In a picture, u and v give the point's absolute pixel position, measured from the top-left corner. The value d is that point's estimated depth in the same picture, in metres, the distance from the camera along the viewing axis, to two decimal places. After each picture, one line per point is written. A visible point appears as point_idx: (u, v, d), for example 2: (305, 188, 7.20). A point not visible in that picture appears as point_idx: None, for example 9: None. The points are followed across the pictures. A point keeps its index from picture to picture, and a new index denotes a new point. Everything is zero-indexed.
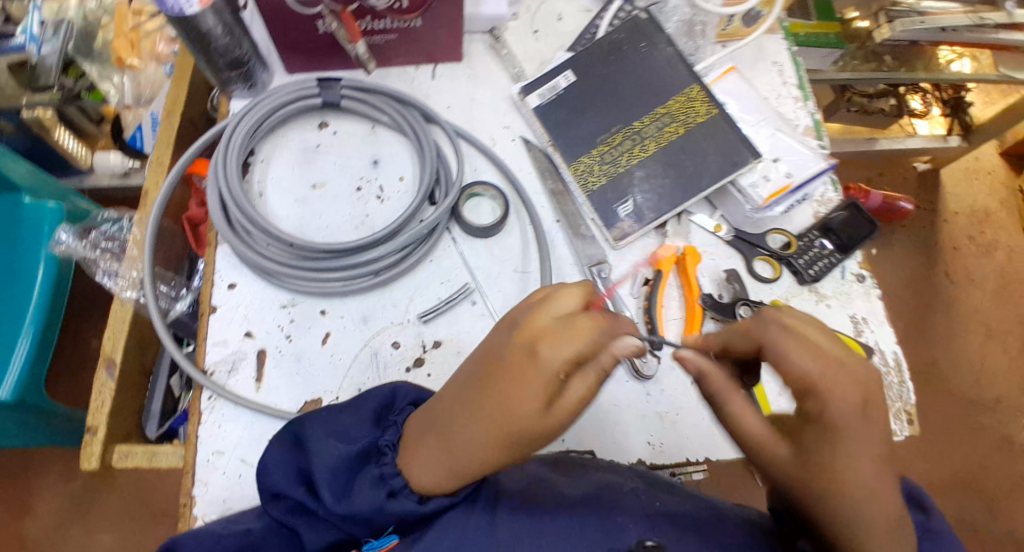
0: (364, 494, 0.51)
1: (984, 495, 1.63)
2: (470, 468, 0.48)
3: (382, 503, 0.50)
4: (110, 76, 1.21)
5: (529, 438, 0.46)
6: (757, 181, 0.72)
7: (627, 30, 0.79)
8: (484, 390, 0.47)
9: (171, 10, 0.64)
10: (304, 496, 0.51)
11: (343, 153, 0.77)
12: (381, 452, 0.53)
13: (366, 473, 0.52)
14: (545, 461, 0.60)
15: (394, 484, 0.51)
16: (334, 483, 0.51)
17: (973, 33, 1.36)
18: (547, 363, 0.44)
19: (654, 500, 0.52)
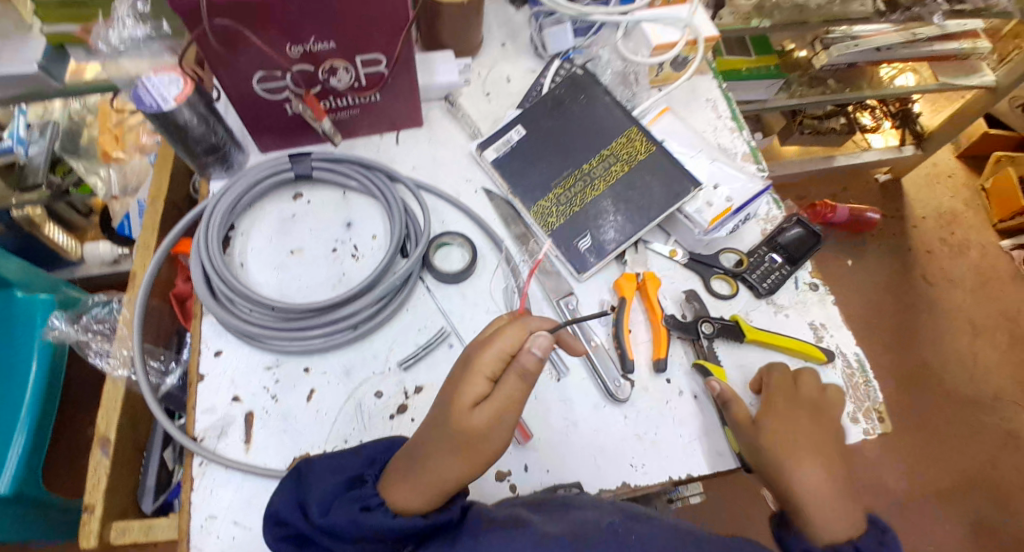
0: (342, 507, 0.54)
1: (1000, 494, 1.60)
2: (435, 477, 0.54)
3: (356, 516, 0.54)
4: (96, 170, 1.26)
5: (469, 436, 0.54)
6: (701, 207, 0.79)
7: (567, 86, 0.87)
8: (442, 402, 0.56)
9: (149, 107, 0.71)
10: (290, 516, 0.55)
11: (318, 219, 0.82)
12: (365, 480, 0.58)
13: (349, 494, 0.56)
14: (529, 503, 0.61)
15: (369, 500, 0.55)
16: (321, 499, 0.55)
17: (906, 50, 1.49)
18: (476, 362, 0.56)
19: (630, 535, 0.54)
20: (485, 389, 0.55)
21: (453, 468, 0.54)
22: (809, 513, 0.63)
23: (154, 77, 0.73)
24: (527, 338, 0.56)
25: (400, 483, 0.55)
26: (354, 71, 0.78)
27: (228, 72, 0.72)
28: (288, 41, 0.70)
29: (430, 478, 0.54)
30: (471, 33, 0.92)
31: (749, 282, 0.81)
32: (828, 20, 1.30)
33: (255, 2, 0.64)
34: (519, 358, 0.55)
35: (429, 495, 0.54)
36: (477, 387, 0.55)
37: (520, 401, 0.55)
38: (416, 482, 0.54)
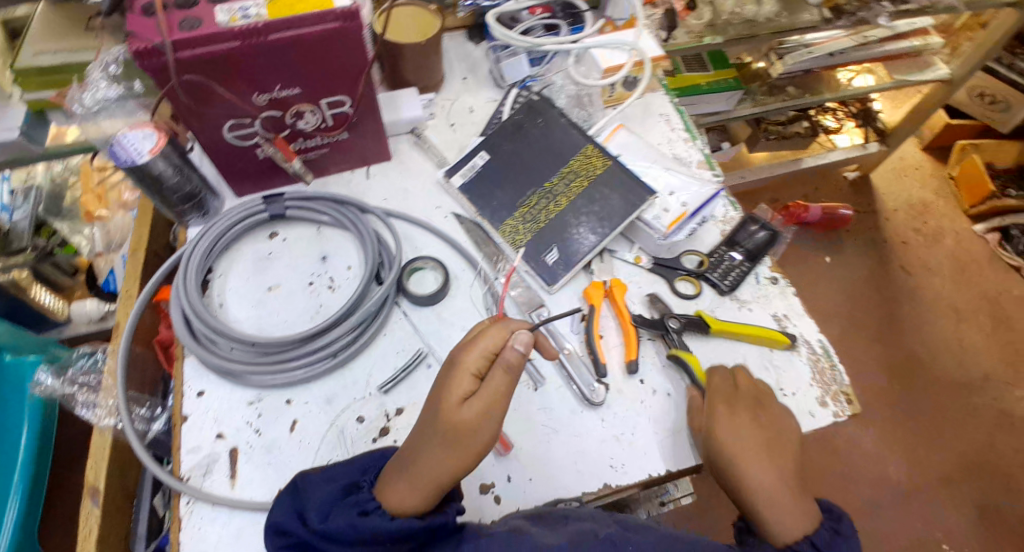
0: (340, 513, 0.56)
1: (1005, 477, 1.58)
2: (430, 474, 0.57)
3: (355, 520, 0.56)
4: (81, 229, 1.30)
5: (464, 433, 0.58)
6: (658, 213, 0.83)
7: (524, 112, 0.91)
8: (433, 406, 0.60)
9: (125, 162, 0.74)
10: (291, 523, 0.56)
11: (293, 255, 0.85)
12: (360, 487, 0.60)
13: (346, 500, 0.58)
14: (529, 515, 0.63)
15: (366, 505, 0.57)
16: (320, 506, 0.57)
17: (859, 52, 1.57)
18: (461, 362, 0.61)
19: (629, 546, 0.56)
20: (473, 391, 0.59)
21: (445, 466, 0.57)
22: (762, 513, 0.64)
23: (129, 134, 0.76)
24: (509, 336, 0.62)
25: (394, 487, 0.58)
26: (320, 113, 0.81)
27: (198, 123, 0.76)
28: (254, 90, 0.74)
29: (425, 478, 0.57)
30: (432, 69, 0.96)
31: (711, 280, 0.85)
32: (776, 31, 1.33)
33: (221, 57, 0.68)
34: (503, 355, 0.60)
35: (423, 494, 0.57)
36: (465, 384, 0.60)
37: (504, 396, 0.60)
38: (411, 481, 0.58)
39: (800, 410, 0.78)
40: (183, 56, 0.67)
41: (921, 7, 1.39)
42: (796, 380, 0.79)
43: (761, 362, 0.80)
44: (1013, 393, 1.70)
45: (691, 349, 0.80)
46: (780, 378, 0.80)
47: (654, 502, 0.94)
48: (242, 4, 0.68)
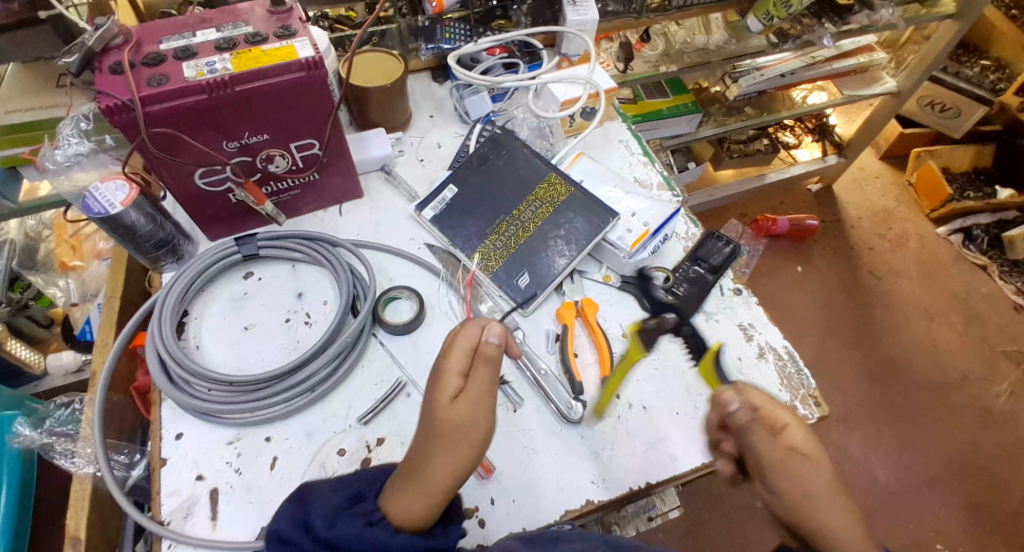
0: (346, 522, 0.57)
1: (990, 476, 1.60)
2: (433, 477, 0.58)
3: (363, 529, 0.56)
4: (55, 281, 1.29)
5: (459, 432, 0.59)
6: (622, 234, 0.87)
7: (489, 145, 0.95)
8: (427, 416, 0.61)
9: (97, 213, 0.76)
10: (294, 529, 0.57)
11: (269, 294, 0.87)
12: (362, 499, 0.61)
13: (349, 511, 0.59)
14: (523, 538, 0.62)
15: (372, 516, 0.58)
16: (325, 515, 0.58)
17: (808, 72, 1.64)
18: (443, 368, 0.63)
19: None
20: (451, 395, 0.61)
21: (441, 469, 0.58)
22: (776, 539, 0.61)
23: (101, 187, 0.78)
24: (482, 330, 0.65)
25: (394, 494, 0.59)
26: (290, 156, 0.84)
27: (169, 172, 0.78)
28: (223, 138, 0.77)
29: (421, 483, 0.58)
30: (398, 109, 1.00)
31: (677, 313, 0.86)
32: (728, 57, 1.42)
33: (188, 108, 0.71)
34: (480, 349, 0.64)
35: (416, 501, 0.58)
36: (452, 383, 0.62)
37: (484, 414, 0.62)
38: (407, 487, 0.58)
39: None
40: (152, 111, 0.69)
41: (863, 26, 1.44)
42: (766, 386, 0.82)
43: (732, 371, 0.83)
44: (989, 390, 1.74)
45: (664, 366, 0.83)
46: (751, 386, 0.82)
47: (641, 518, 0.92)
48: (209, 59, 0.71)
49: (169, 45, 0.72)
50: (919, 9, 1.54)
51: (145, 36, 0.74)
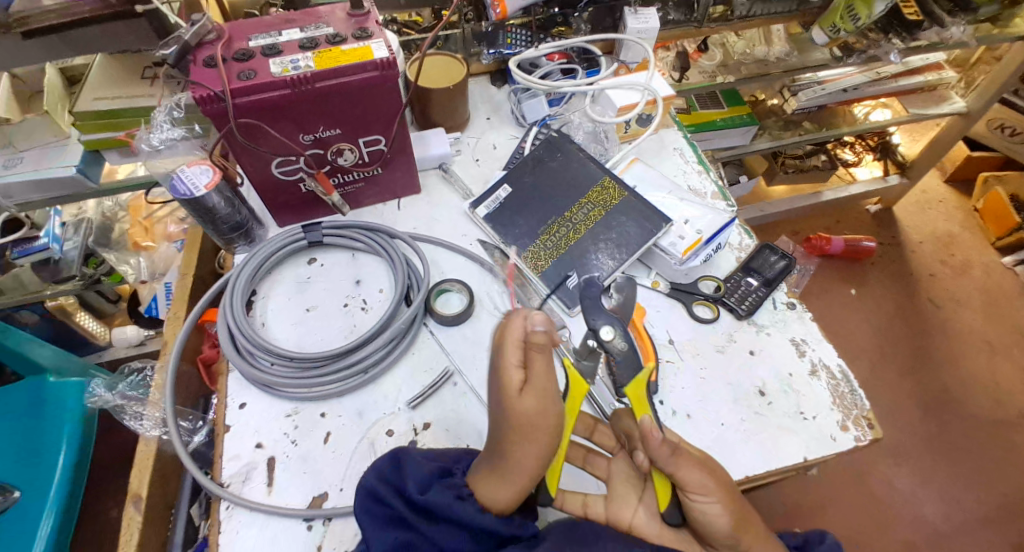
0: (440, 493, 0.62)
1: None
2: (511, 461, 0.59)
3: (453, 502, 0.61)
4: (127, 259, 1.35)
5: (525, 418, 0.59)
6: (674, 240, 0.87)
7: (544, 147, 0.97)
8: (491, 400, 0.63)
9: (183, 194, 0.81)
10: (390, 492, 0.63)
11: (330, 279, 0.91)
12: (452, 473, 0.66)
13: (442, 482, 0.64)
14: (565, 520, 0.64)
15: (461, 489, 0.62)
16: (419, 482, 0.63)
17: (874, 87, 1.61)
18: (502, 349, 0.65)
19: None
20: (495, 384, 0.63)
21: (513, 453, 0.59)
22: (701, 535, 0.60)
23: (187, 170, 0.83)
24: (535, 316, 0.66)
25: (479, 470, 0.63)
26: (358, 151, 0.88)
27: (249, 161, 0.83)
28: (300, 131, 0.81)
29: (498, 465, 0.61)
30: (459, 110, 1.03)
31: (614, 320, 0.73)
32: (788, 70, 1.38)
33: (271, 101, 0.75)
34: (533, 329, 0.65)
35: (491, 483, 0.61)
36: None
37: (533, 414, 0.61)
38: (488, 467, 0.62)
39: (821, 434, 0.79)
40: (240, 102, 0.74)
41: (932, 43, 1.40)
42: (816, 404, 0.81)
43: (780, 386, 0.82)
44: None
45: (708, 375, 0.83)
46: (801, 402, 0.81)
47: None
48: (293, 57, 0.75)
49: (256, 42, 0.77)
50: (992, 29, 1.47)
51: (236, 33, 0.79)
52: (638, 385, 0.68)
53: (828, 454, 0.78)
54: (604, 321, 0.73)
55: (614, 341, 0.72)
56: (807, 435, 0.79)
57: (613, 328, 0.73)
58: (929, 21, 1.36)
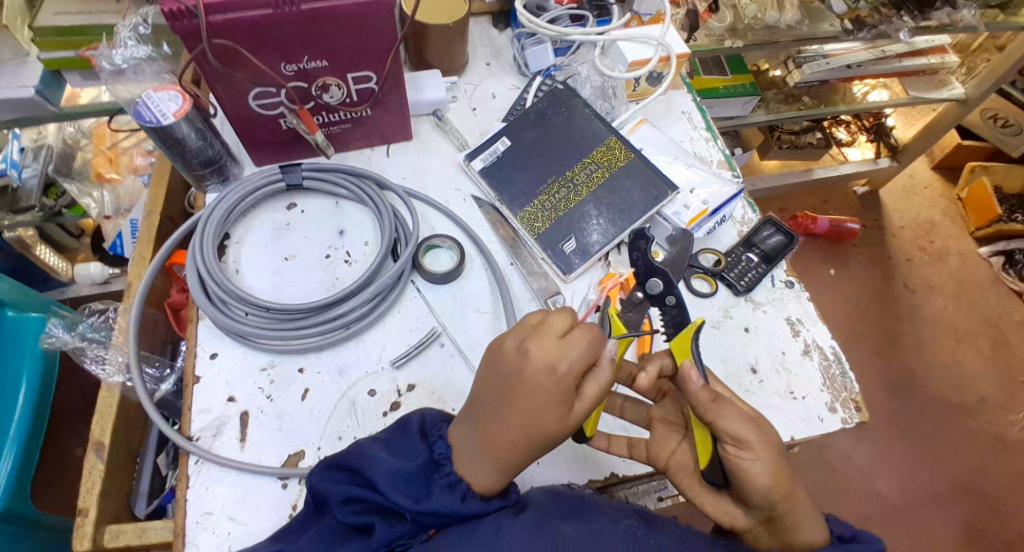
0: (439, 495, 0.54)
1: (989, 498, 1.58)
2: (509, 434, 0.55)
3: (458, 506, 0.54)
4: (90, 192, 1.24)
5: (523, 386, 0.55)
6: (679, 209, 0.84)
7: (548, 99, 0.91)
8: (488, 364, 0.58)
9: (148, 121, 0.74)
10: (367, 492, 0.55)
11: (311, 227, 0.85)
12: (439, 464, 0.58)
13: (434, 481, 0.56)
14: (548, 491, 0.61)
15: (462, 488, 0.56)
16: (406, 489, 0.54)
17: (879, 66, 1.57)
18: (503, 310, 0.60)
19: (650, 536, 0.53)
20: (493, 347, 0.59)
21: (508, 429, 0.55)
22: None
23: (155, 95, 0.76)
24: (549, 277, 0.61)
25: (465, 457, 0.56)
26: (346, 87, 0.81)
27: (224, 89, 0.76)
28: (282, 59, 0.74)
29: (493, 447, 0.55)
30: (456, 53, 0.96)
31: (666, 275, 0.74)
32: (798, 39, 1.30)
33: (251, 22, 0.68)
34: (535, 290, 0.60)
35: (479, 472, 0.56)
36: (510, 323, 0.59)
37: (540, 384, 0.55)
38: (471, 451, 0.56)
39: (810, 415, 0.78)
40: (215, 20, 0.66)
41: (941, 25, 1.39)
42: (807, 384, 0.80)
43: (773, 364, 0.81)
44: (1008, 418, 1.70)
45: (702, 349, 0.81)
46: (792, 382, 0.80)
47: (652, 497, 0.83)
48: None
49: None
50: (999, 15, 1.46)
51: None
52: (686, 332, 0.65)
53: (814, 433, 0.77)
54: (654, 273, 0.75)
55: (664, 294, 0.74)
56: (795, 414, 0.78)
57: (663, 280, 0.74)
58: (941, 2, 1.38)
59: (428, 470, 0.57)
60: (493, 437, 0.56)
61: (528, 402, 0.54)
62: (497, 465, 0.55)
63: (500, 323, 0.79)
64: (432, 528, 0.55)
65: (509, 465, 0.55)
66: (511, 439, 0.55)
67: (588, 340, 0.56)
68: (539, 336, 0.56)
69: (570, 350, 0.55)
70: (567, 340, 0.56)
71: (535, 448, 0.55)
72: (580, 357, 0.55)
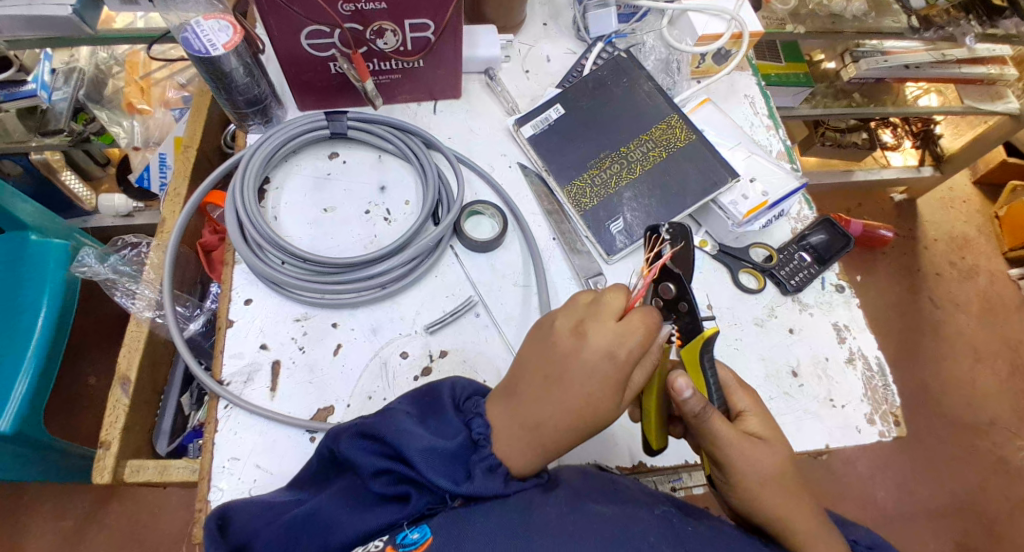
0: (481, 478, 0.52)
1: (990, 522, 1.55)
2: (554, 418, 0.53)
3: (502, 490, 0.52)
4: (120, 121, 1.21)
5: (571, 371, 0.53)
6: (736, 198, 0.79)
7: (609, 69, 0.87)
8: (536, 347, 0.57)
9: (197, 51, 0.70)
10: (400, 464, 0.52)
11: (352, 179, 0.82)
12: (478, 444, 0.55)
13: (473, 461, 0.53)
14: (578, 471, 0.59)
15: (502, 472, 0.53)
16: (449, 469, 0.52)
17: (937, 69, 1.48)
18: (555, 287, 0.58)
19: (685, 524, 0.52)
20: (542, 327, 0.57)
21: (554, 410, 0.53)
22: (739, 497, 0.57)
23: (204, 23, 0.72)
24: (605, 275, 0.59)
25: (501, 434, 0.54)
26: (401, 35, 0.77)
27: (278, 25, 0.72)
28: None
29: (535, 427, 0.53)
30: (514, 10, 0.91)
31: (678, 280, 0.61)
32: (862, 31, 1.22)
33: None
34: None
35: (519, 448, 0.54)
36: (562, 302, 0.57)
37: (592, 369, 0.53)
38: (515, 431, 0.54)
39: (847, 424, 0.76)
40: None
41: (1008, 35, 1.30)
42: (847, 392, 0.77)
43: (815, 369, 0.78)
44: (1016, 442, 1.64)
45: (744, 346, 0.78)
46: (832, 389, 0.77)
47: (665, 485, 0.76)
48: None
49: None
50: None
51: None
52: (694, 343, 0.59)
53: (849, 444, 0.75)
54: (664, 276, 0.62)
55: (676, 300, 0.61)
56: (833, 422, 0.75)
57: (675, 284, 0.61)
58: (1011, 10, 1.28)
59: (467, 450, 0.54)
60: (535, 415, 0.54)
61: (576, 383, 0.53)
62: (535, 444, 0.54)
63: (536, 298, 0.77)
64: (461, 497, 0.52)
65: (549, 446, 0.54)
66: (556, 420, 0.53)
67: (644, 324, 0.54)
68: (598, 317, 0.55)
69: (624, 333, 0.53)
70: (623, 323, 0.54)
71: (579, 426, 0.54)
72: (633, 342, 0.53)
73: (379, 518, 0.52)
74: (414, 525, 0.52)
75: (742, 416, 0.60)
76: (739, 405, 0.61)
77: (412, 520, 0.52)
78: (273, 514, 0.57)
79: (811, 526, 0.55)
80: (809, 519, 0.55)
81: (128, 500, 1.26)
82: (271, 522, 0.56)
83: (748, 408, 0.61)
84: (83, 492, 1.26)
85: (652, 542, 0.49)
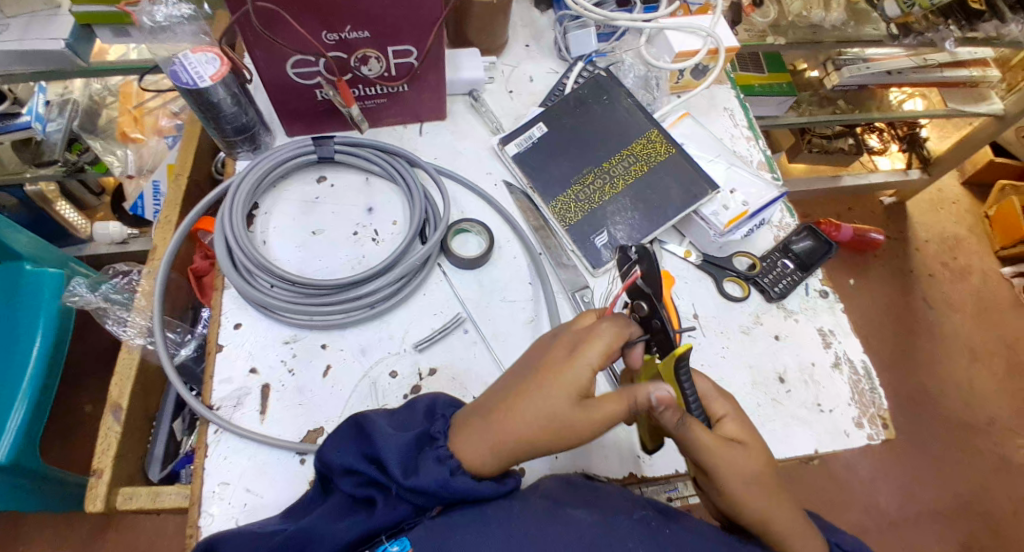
0: (428, 468, 0.52)
1: (992, 521, 1.54)
2: (535, 431, 0.54)
3: (446, 479, 0.52)
4: (114, 149, 1.21)
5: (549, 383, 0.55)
6: (717, 210, 0.81)
7: (590, 87, 0.89)
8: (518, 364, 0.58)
9: (185, 83, 0.72)
10: (370, 467, 0.54)
11: (340, 202, 0.84)
12: (434, 438, 0.56)
13: (424, 454, 0.54)
14: (562, 481, 0.60)
15: (451, 463, 0.53)
16: (401, 459, 0.53)
17: (919, 74, 1.50)
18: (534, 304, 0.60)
19: (666, 529, 0.52)
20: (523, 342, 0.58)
21: (534, 423, 0.54)
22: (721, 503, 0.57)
23: (191, 56, 0.74)
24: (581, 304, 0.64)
25: (480, 448, 0.54)
26: (385, 61, 0.79)
27: (264, 55, 0.74)
28: (324, 29, 0.72)
29: (516, 440, 0.54)
30: (496, 32, 0.93)
31: (648, 295, 0.62)
32: (841, 40, 1.24)
33: None
34: None
35: (502, 461, 0.55)
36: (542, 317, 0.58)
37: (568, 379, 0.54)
38: (498, 446, 0.54)
39: (835, 428, 0.76)
40: None
41: (987, 38, 1.32)
42: (834, 397, 0.78)
43: (802, 375, 0.79)
44: (1014, 440, 1.64)
45: (731, 354, 0.79)
46: (819, 394, 0.78)
47: (660, 496, 0.75)
48: None
49: None
50: None
51: None
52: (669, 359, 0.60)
53: (838, 448, 0.76)
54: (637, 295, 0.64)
55: (650, 318, 0.63)
56: (821, 427, 0.76)
57: (647, 303, 0.62)
58: (989, 14, 1.30)
59: (421, 442, 0.56)
60: (519, 433, 0.54)
61: (554, 395, 0.54)
62: (515, 456, 0.54)
63: (523, 313, 0.78)
64: (438, 506, 0.54)
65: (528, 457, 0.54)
66: (535, 433, 0.54)
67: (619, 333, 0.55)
68: None
69: None
70: None
71: (562, 435, 0.55)
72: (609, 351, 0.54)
73: (352, 527, 0.53)
74: (394, 538, 0.52)
75: (724, 422, 0.61)
76: (720, 412, 0.61)
77: (390, 534, 0.53)
78: (258, 539, 0.57)
79: (793, 530, 0.55)
80: (792, 522, 0.55)
81: (125, 528, 1.25)
82: (257, 543, 0.56)
83: (729, 414, 0.61)
84: (81, 522, 1.25)
85: (634, 548, 0.50)
